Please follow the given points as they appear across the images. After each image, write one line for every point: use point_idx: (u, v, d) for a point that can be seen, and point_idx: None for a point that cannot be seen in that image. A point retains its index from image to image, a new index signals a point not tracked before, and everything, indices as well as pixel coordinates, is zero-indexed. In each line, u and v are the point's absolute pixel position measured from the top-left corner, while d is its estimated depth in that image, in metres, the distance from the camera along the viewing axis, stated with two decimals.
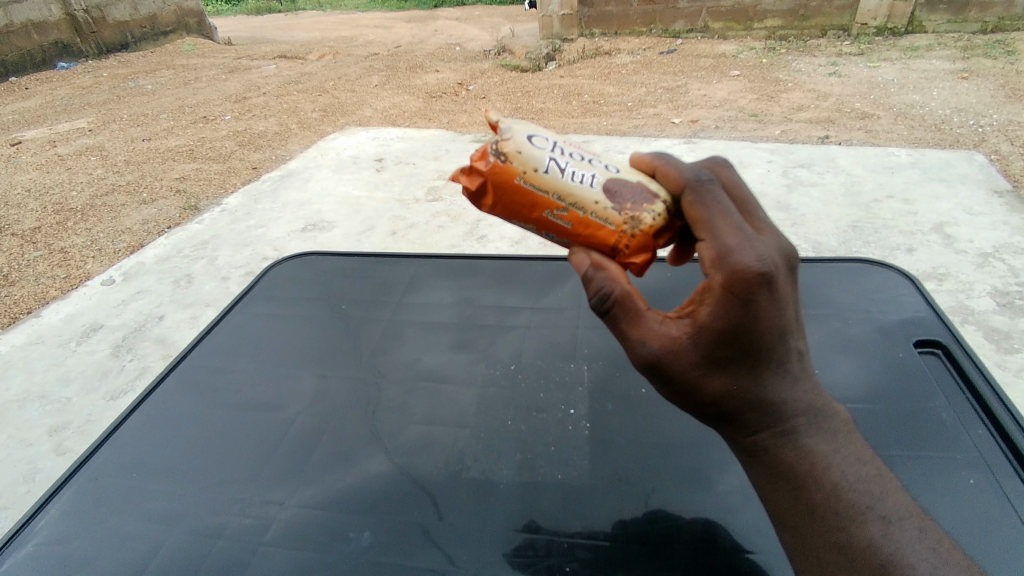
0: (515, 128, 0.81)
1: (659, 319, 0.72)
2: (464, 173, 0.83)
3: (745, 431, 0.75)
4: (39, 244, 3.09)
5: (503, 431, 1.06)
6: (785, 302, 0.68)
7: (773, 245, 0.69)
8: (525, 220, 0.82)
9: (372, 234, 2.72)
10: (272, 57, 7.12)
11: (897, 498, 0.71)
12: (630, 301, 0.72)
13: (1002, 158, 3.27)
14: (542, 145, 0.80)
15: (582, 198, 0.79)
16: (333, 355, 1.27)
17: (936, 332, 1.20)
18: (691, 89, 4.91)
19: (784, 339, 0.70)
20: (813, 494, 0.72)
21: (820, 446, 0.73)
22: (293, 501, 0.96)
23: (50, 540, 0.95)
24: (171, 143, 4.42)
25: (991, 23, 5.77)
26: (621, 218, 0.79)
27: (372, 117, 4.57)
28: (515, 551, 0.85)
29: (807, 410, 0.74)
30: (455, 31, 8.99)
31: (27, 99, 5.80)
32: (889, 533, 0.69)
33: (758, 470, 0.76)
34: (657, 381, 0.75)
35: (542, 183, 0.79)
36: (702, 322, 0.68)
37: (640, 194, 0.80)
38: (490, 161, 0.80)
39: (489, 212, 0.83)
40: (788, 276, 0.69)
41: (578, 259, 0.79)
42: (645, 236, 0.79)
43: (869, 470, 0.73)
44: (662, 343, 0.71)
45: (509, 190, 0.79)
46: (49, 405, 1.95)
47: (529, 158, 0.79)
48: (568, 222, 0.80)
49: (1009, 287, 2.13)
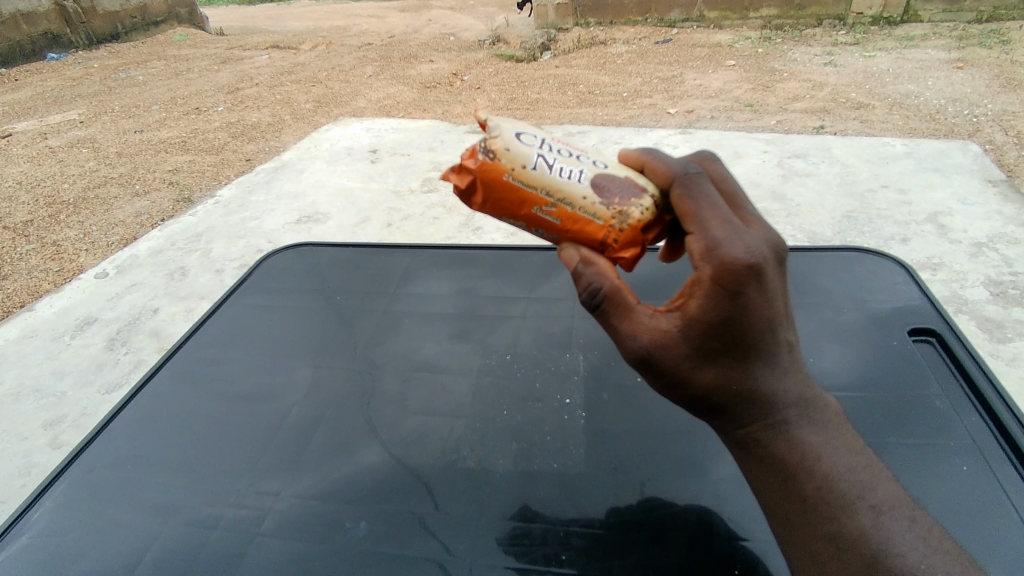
0: (503, 126, 0.80)
1: (649, 313, 0.72)
2: (454, 169, 0.82)
3: (737, 423, 0.76)
4: (31, 237, 3.07)
5: (499, 421, 1.06)
6: (775, 294, 0.68)
7: (761, 238, 0.69)
8: (514, 216, 0.82)
9: (367, 226, 2.71)
10: (264, 47, 7.06)
11: (886, 488, 0.72)
12: (620, 295, 0.73)
13: (997, 148, 3.27)
14: (530, 142, 0.80)
15: (571, 193, 0.79)
16: (327, 347, 1.27)
17: (930, 320, 1.21)
18: (686, 79, 4.89)
19: (772, 331, 0.70)
20: (803, 484, 0.73)
21: (811, 437, 0.74)
22: (289, 491, 0.96)
23: (45, 532, 0.95)
24: (164, 135, 4.38)
25: (986, 12, 5.75)
26: (609, 213, 0.79)
27: (366, 108, 4.54)
28: (511, 540, 0.86)
29: (797, 402, 0.75)
30: (449, 21, 8.91)
31: (16, 90, 5.73)
32: (879, 523, 0.69)
33: (750, 462, 0.77)
34: (648, 375, 0.75)
35: (529, 180, 0.78)
36: (693, 315, 0.68)
37: (628, 189, 0.79)
38: (478, 159, 0.79)
39: (479, 210, 0.82)
40: (776, 268, 0.69)
41: (568, 255, 0.79)
42: (634, 230, 0.79)
43: (858, 461, 0.74)
44: (652, 336, 0.71)
45: (498, 187, 0.79)
46: (44, 399, 1.94)
47: (517, 155, 0.79)
48: (556, 218, 0.80)
49: (1003, 277, 2.14)
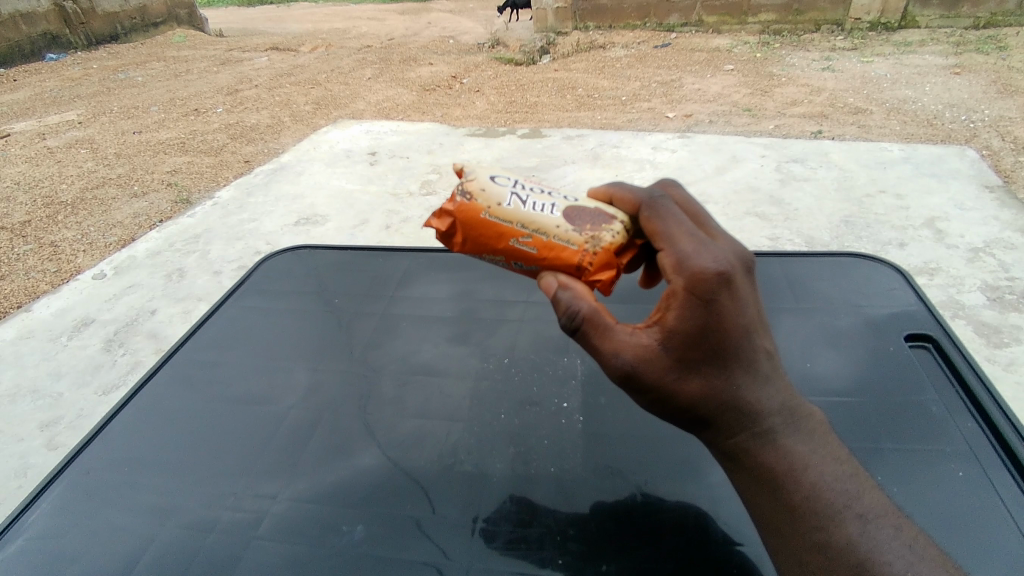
0: (477, 171, 0.83)
1: (629, 330, 0.73)
2: (434, 214, 0.85)
3: (724, 434, 0.76)
4: (29, 238, 3.07)
5: (496, 425, 1.06)
6: (746, 299, 0.71)
7: (728, 249, 0.73)
8: (494, 252, 0.83)
9: (366, 228, 2.71)
10: (263, 49, 7.06)
11: (873, 496, 0.72)
12: (598, 316, 0.74)
13: (993, 153, 3.29)
14: (504, 183, 0.83)
15: (544, 224, 0.81)
16: (324, 349, 1.27)
17: (925, 325, 1.22)
18: (685, 83, 4.91)
19: (749, 337, 0.72)
20: (791, 494, 0.73)
21: (797, 445, 0.74)
22: (285, 494, 0.96)
23: (41, 535, 0.94)
24: (163, 136, 4.38)
25: (983, 18, 5.79)
26: (582, 238, 0.80)
27: (366, 110, 4.55)
28: (508, 544, 0.86)
29: (781, 409, 0.75)
30: (449, 24, 8.93)
31: (14, 90, 5.72)
32: (866, 531, 0.70)
33: (740, 473, 0.76)
34: (633, 392, 0.75)
35: (504, 216, 0.80)
36: (671, 326, 0.70)
37: (598, 217, 0.82)
38: (456, 201, 0.82)
39: (459, 250, 0.84)
40: (745, 276, 0.72)
41: (547, 282, 0.79)
42: (607, 253, 0.80)
43: (844, 470, 0.74)
44: (634, 352, 0.72)
45: (475, 226, 0.81)
46: (41, 400, 1.94)
47: (492, 195, 0.81)
48: (533, 247, 0.81)
49: (1000, 282, 2.15)
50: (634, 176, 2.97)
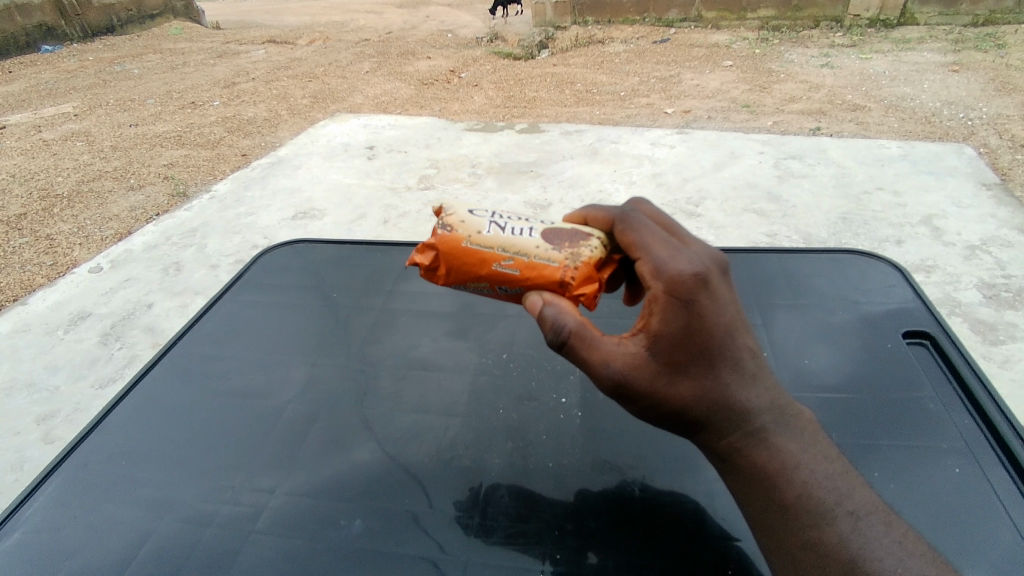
0: (456, 207, 0.86)
1: (616, 341, 0.74)
2: (417, 250, 0.86)
3: (718, 435, 0.76)
4: (25, 230, 3.05)
5: (492, 420, 1.06)
6: (724, 298, 0.72)
7: (702, 253, 0.75)
8: (477, 279, 0.84)
9: (363, 222, 2.71)
10: (261, 42, 7.03)
11: (864, 494, 0.73)
12: (583, 330, 0.74)
13: (990, 151, 3.29)
14: (483, 215, 0.85)
15: (524, 246, 0.82)
16: (321, 344, 1.26)
17: (923, 323, 1.22)
18: (684, 79, 4.90)
19: (732, 336, 0.73)
20: (784, 493, 0.73)
21: (788, 444, 0.75)
22: (283, 488, 0.96)
23: (38, 528, 0.94)
24: (159, 129, 4.35)
25: (982, 16, 5.80)
26: (563, 256, 0.81)
27: (364, 104, 4.53)
28: (505, 539, 0.86)
29: (770, 409, 0.76)
30: (447, 18, 8.87)
31: (9, 82, 5.68)
32: (856, 529, 0.70)
33: (733, 475, 0.76)
34: (626, 402, 0.75)
35: (484, 242, 0.82)
36: (656, 332, 0.71)
37: (576, 235, 0.83)
38: (436, 235, 0.83)
39: (444, 282, 0.85)
40: (722, 277, 0.74)
41: (531, 301, 0.79)
42: (588, 268, 0.81)
43: (835, 468, 0.74)
44: (623, 361, 0.72)
45: (456, 255, 0.82)
46: (37, 393, 1.93)
47: (472, 225, 0.83)
48: (515, 269, 0.81)
49: (996, 279, 2.16)
50: (632, 172, 2.97)
